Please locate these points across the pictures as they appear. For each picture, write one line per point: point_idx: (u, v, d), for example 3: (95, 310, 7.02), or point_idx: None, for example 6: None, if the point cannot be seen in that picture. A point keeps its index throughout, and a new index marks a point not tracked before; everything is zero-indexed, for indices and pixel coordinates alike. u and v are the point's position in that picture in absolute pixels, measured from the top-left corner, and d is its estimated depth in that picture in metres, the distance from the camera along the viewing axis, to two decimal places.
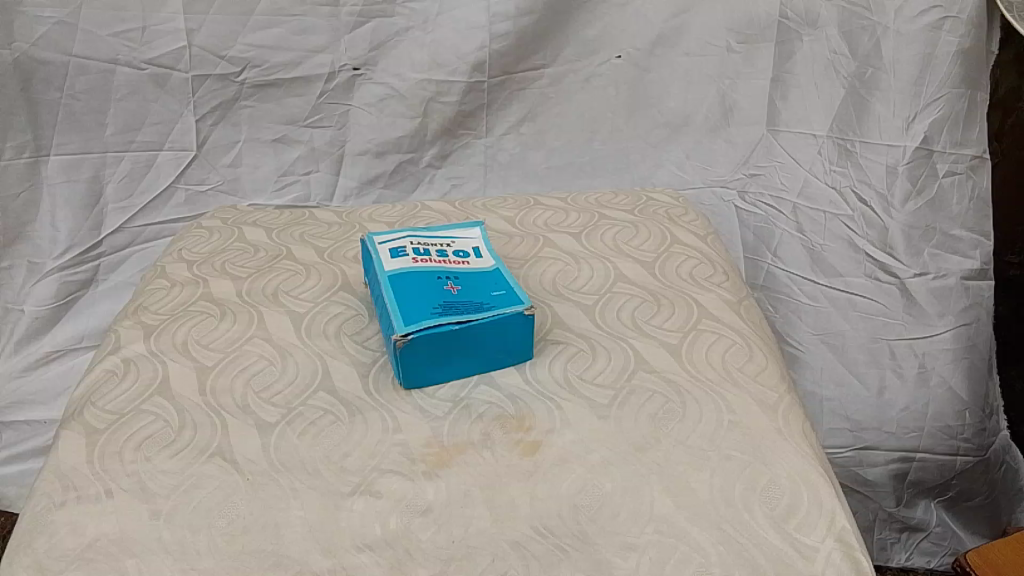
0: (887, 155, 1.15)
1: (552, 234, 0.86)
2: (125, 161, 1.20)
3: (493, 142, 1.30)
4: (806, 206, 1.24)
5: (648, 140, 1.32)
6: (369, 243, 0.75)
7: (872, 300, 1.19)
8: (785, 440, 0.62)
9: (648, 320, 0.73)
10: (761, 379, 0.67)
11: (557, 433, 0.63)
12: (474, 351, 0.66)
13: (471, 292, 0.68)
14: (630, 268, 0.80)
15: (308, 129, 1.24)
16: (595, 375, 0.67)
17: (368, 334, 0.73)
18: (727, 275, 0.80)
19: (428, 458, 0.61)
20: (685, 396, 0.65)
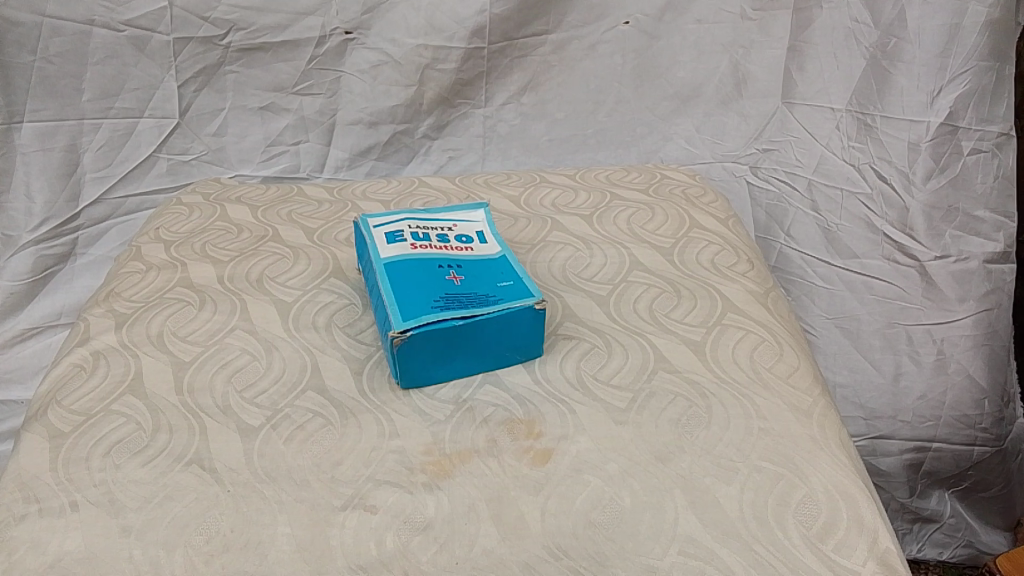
0: (909, 132, 1.08)
1: (560, 216, 0.80)
2: (103, 129, 1.12)
3: (493, 112, 1.22)
4: (822, 182, 1.18)
5: (656, 112, 1.25)
6: (363, 225, 0.68)
7: (889, 283, 1.13)
8: (820, 449, 0.57)
9: (667, 313, 0.66)
10: (793, 380, 0.61)
11: (570, 439, 0.57)
12: (479, 348, 0.60)
13: (476, 283, 0.62)
14: (647, 254, 0.73)
15: (297, 97, 1.17)
16: (611, 374, 0.61)
17: (362, 326, 0.67)
18: (752, 263, 0.73)
19: (428, 467, 0.55)
20: (710, 400, 0.59)
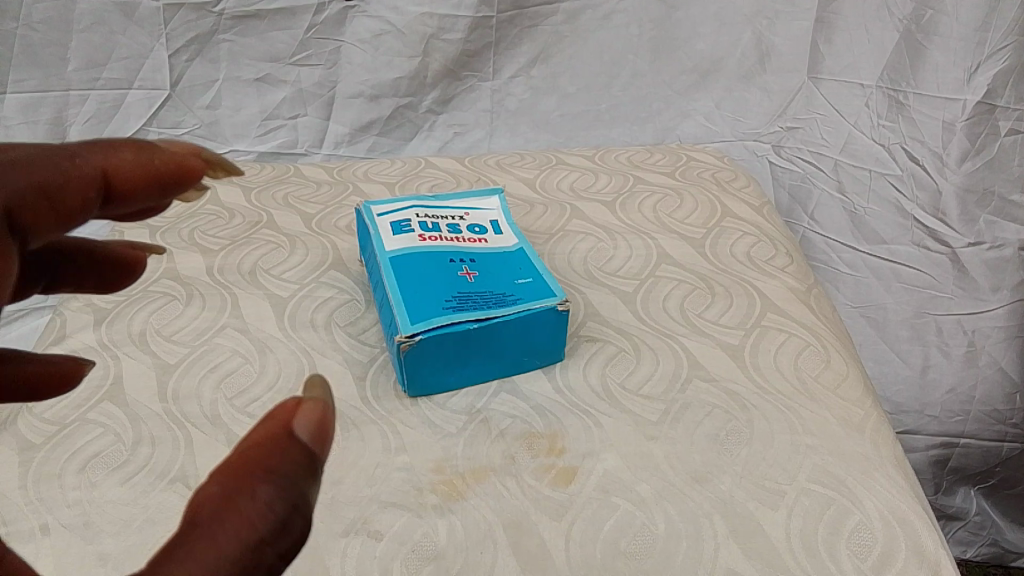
0: (943, 110, 1.02)
1: (579, 202, 0.74)
2: (90, 100, 1.04)
3: (501, 86, 1.15)
4: (848, 163, 1.11)
5: (673, 87, 1.18)
6: (365, 213, 0.62)
7: (919, 271, 1.07)
8: (873, 469, 0.51)
9: (700, 312, 0.60)
10: (841, 390, 0.55)
11: (596, 456, 0.51)
12: (495, 353, 0.54)
13: (491, 281, 0.56)
14: (676, 246, 0.67)
15: (294, 68, 1.10)
16: (639, 383, 0.55)
17: (365, 325, 0.61)
18: (792, 257, 0.67)
19: (439, 488, 0.50)
20: (750, 413, 0.53)
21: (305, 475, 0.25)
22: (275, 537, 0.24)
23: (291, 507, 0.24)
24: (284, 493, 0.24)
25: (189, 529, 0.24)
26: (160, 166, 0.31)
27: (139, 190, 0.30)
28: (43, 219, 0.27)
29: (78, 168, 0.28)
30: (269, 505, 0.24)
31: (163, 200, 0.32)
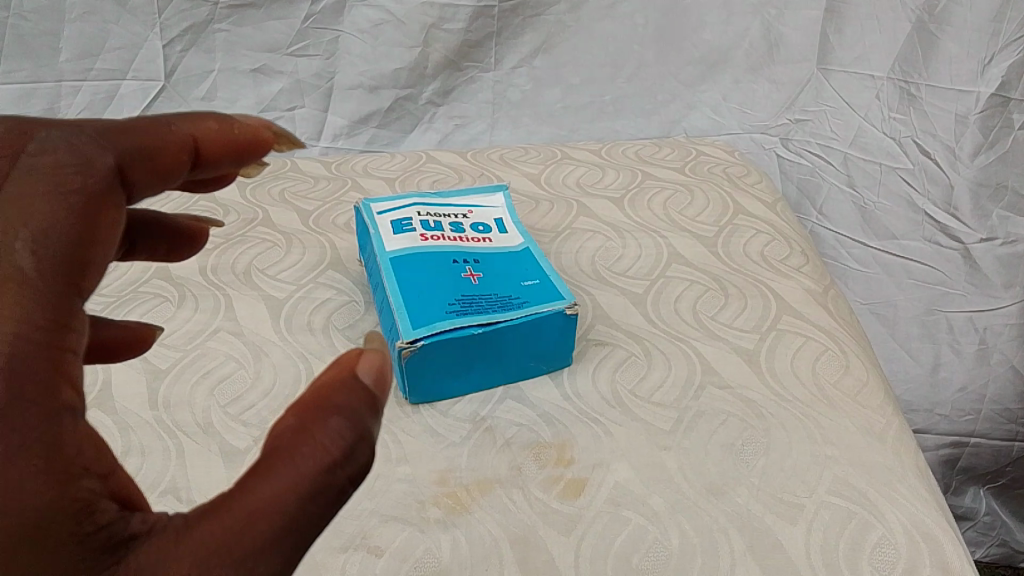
0: (956, 103, 1.00)
1: (586, 198, 0.71)
2: (83, 92, 1.02)
3: (503, 77, 1.12)
4: (858, 156, 1.08)
5: (679, 78, 1.15)
6: (364, 211, 0.60)
7: (930, 268, 1.04)
8: (897, 480, 0.49)
9: (713, 315, 0.58)
10: (861, 397, 0.53)
11: (606, 467, 0.49)
12: (501, 358, 0.52)
13: (496, 283, 0.54)
14: (687, 245, 0.65)
15: (292, 59, 1.07)
16: (651, 389, 0.53)
17: (364, 328, 0.58)
18: (808, 256, 0.64)
19: (443, 501, 0.47)
20: (768, 421, 0.51)
21: (367, 410, 0.27)
22: (344, 460, 0.26)
23: (356, 435, 0.26)
24: (352, 422, 0.26)
25: (269, 454, 0.26)
26: (239, 136, 0.33)
27: (224, 156, 0.32)
28: (142, 177, 0.30)
29: (170, 134, 0.31)
30: (339, 432, 0.26)
31: (238, 169, 0.34)
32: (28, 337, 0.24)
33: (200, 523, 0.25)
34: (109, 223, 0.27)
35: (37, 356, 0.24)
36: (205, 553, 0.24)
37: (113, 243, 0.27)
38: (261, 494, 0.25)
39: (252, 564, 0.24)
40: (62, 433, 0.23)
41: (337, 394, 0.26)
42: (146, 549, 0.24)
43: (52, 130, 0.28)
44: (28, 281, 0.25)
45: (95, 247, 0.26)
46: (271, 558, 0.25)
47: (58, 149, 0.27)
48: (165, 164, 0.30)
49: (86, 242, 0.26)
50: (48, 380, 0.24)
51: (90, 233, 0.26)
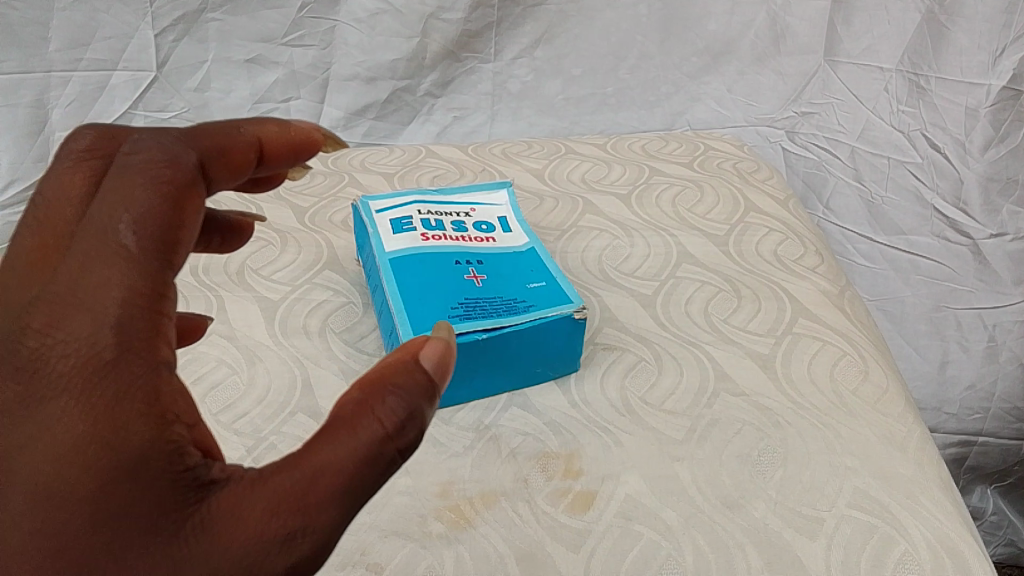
0: (967, 96, 0.98)
1: (592, 195, 0.69)
2: (73, 83, 0.98)
3: (503, 68, 1.09)
4: (865, 149, 1.06)
5: (683, 70, 1.12)
6: (362, 209, 0.57)
7: (938, 263, 1.02)
8: (920, 493, 0.47)
9: (726, 318, 0.56)
10: (881, 404, 0.51)
11: (616, 479, 0.47)
12: (506, 365, 0.50)
13: (501, 285, 0.51)
14: (697, 244, 0.62)
15: (287, 49, 1.04)
16: (662, 397, 0.51)
17: (362, 331, 0.56)
18: (823, 256, 0.62)
19: (445, 515, 0.45)
20: (784, 430, 0.49)
21: (423, 394, 0.29)
22: (396, 434, 0.28)
23: (409, 414, 0.28)
24: (407, 402, 0.29)
25: (332, 421, 0.28)
26: (299, 138, 0.35)
27: (285, 156, 0.34)
28: (219, 173, 0.31)
29: (239, 137, 0.33)
30: (394, 408, 0.28)
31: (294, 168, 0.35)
32: (132, 303, 0.26)
33: (272, 475, 0.27)
34: (194, 209, 0.29)
35: (139, 319, 0.26)
36: (274, 502, 0.27)
37: (195, 229, 0.29)
38: (322, 454, 0.27)
39: (312, 515, 0.27)
40: (160, 385, 0.26)
41: (393, 373, 0.29)
42: (224, 494, 0.27)
43: (144, 133, 0.30)
44: (130, 258, 0.27)
45: (181, 231, 0.28)
46: (328, 513, 0.27)
47: (149, 150, 0.29)
48: (233, 164, 0.32)
49: (176, 228, 0.28)
50: (150, 337, 0.27)
51: (178, 220, 0.28)
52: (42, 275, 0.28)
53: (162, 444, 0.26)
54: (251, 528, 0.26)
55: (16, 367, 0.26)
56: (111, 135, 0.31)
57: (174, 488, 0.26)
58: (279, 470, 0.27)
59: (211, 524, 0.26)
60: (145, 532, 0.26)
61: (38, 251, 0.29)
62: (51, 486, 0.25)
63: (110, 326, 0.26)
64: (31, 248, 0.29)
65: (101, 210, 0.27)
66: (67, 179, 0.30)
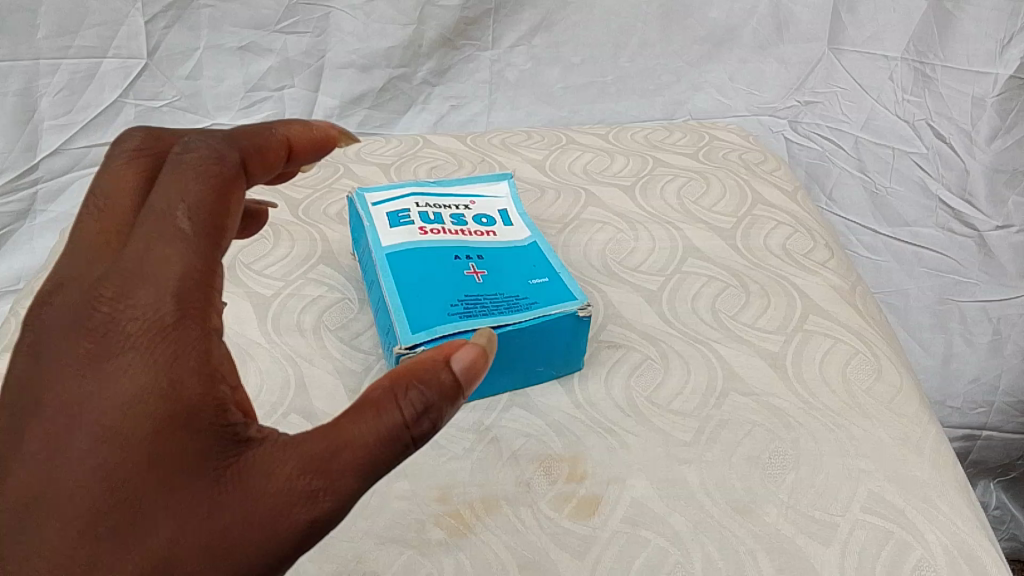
0: (974, 85, 0.96)
1: (595, 185, 0.67)
2: (62, 71, 0.95)
3: (501, 56, 1.07)
4: (870, 139, 1.04)
5: (686, 58, 1.09)
6: (358, 202, 0.55)
7: (942, 255, 0.99)
8: (936, 497, 0.45)
9: (735, 315, 0.54)
10: (895, 405, 0.49)
11: (622, 483, 0.45)
12: (508, 364, 0.48)
13: (503, 282, 0.49)
14: (703, 237, 0.61)
15: (280, 36, 1.02)
16: (669, 397, 0.49)
17: (358, 329, 0.54)
18: (832, 250, 0.60)
19: (445, 521, 0.43)
20: (796, 432, 0.47)
21: (448, 393, 0.30)
22: (415, 423, 0.29)
23: (430, 408, 0.30)
24: (430, 396, 0.30)
25: (362, 401, 0.30)
26: (322, 138, 0.38)
27: (309, 154, 0.38)
28: (256, 169, 0.35)
29: (272, 138, 0.36)
30: (416, 400, 0.30)
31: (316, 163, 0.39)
32: (189, 280, 0.30)
33: (303, 440, 0.29)
34: (235, 197, 0.33)
35: (194, 289, 0.30)
36: (301, 465, 0.29)
37: (238, 215, 0.33)
38: (348, 432, 0.29)
39: (333, 480, 0.29)
40: (211, 347, 0.30)
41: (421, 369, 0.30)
42: (259, 453, 0.29)
43: (191, 133, 0.34)
44: (184, 240, 0.30)
45: (225, 217, 0.32)
46: (348, 482, 0.29)
47: (199, 149, 0.33)
48: (268, 160, 0.35)
49: (222, 213, 0.32)
50: (202, 307, 0.30)
51: (224, 208, 0.32)
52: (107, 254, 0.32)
53: (212, 400, 0.29)
54: (279, 484, 0.29)
55: (89, 327, 0.30)
56: (158, 138, 0.36)
57: (217, 441, 0.29)
58: (308, 438, 0.29)
59: (245, 475, 0.29)
60: (192, 474, 0.28)
61: (100, 237, 0.33)
62: (117, 430, 0.28)
63: (172, 300, 0.29)
64: (96, 235, 0.33)
65: (162, 197, 0.31)
66: (121, 178, 0.34)
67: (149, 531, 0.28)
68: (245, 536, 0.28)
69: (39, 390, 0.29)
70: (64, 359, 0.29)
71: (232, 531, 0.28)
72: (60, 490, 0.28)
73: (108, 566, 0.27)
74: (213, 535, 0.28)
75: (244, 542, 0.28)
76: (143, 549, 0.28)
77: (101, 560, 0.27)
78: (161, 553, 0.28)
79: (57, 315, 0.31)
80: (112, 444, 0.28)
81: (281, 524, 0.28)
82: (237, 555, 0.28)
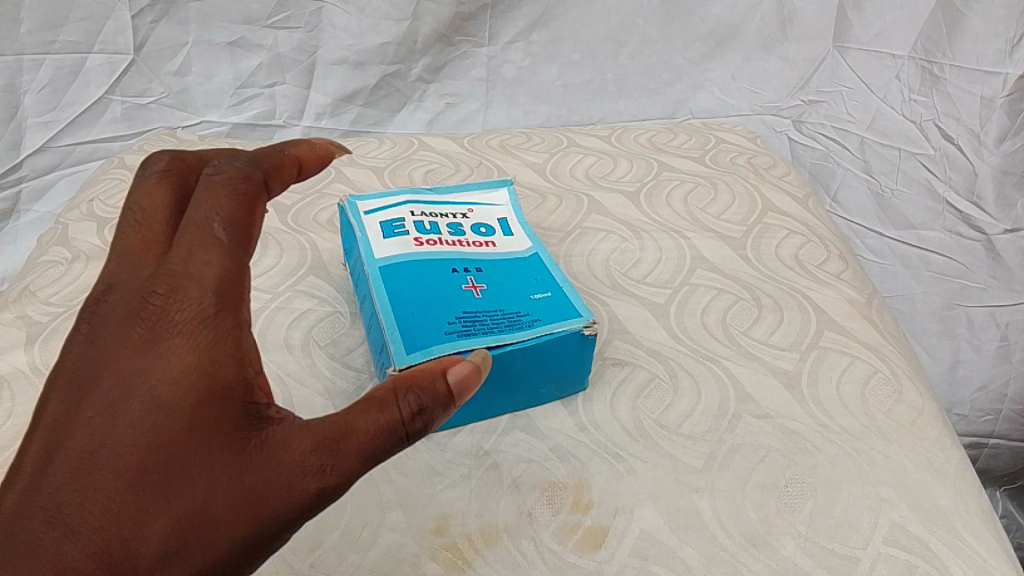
0: (983, 85, 0.95)
1: (598, 192, 0.64)
2: (46, 66, 0.92)
3: (498, 52, 1.04)
4: (876, 140, 1.00)
5: (686, 56, 1.06)
6: (350, 210, 0.52)
7: (949, 260, 0.93)
8: (961, 529, 0.43)
9: (746, 331, 0.51)
10: (916, 428, 0.47)
11: (630, 513, 0.42)
12: (510, 385, 0.45)
13: (504, 296, 0.47)
14: (713, 247, 0.58)
15: (271, 31, 0.98)
16: (679, 419, 0.46)
17: (349, 345, 0.51)
18: (847, 261, 0.58)
19: (442, 554, 0.41)
20: (814, 457, 0.45)
21: (441, 402, 0.31)
22: (412, 420, 0.31)
23: (425, 411, 0.31)
24: (427, 399, 0.31)
25: (366, 397, 0.31)
26: (324, 153, 0.39)
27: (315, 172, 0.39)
28: (275, 187, 0.36)
29: (284, 156, 0.37)
30: (413, 402, 0.31)
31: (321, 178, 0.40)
32: (229, 279, 0.32)
33: (315, 423, 0.31)
34: (261, 208, 0.35)
35: (230, 284, 0.32)
36: (311, 445, 0.30)
37: (262, 226, 0.35)
38: (353, 420, 0.31)
39: (340, 459, 0.30)
40: (242, 336, 0.32)
41: (420, 375, 0.32)
42: (277, 431, 0.31)
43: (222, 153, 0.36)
44: (220, 244, 0.33)
45: (253, 225, 0.34)
46: (352, 464, 0.30)
47: (227, 169, 0.35)
48: (285, 177, 0.37)
49: (253, 222, 0.34)
50: (239, 301, 0.32)
51: (252, 217, 0.34)
52: (150, 262, 0.35)
53: (248, 381, 0.31)
54: (292, 460, 0.30)
55: (139, 318, 0.32)
56: (185, 159, 0.39)
57: (245, 415, 0.31)
58: (320, 421, 0.31)
59: (263, 450, 0.30)
60: (220, 444, 0.30)
61: (141, 247, 0.35)
62: (161, 404, 0.30)
63: (212, 294, 0.31)
64: (136, 245, 0.35)
65: (198, 210, 0.33)
66: (156, 200, 0.37)
67: (183, 490, 0.30)
68: (265, 499, 0.30)
69: (96, 370, 0.32)
70: (116, 344, 0.32)
71: (254, 493, 0.30)
72: (112, 449, 0.30)
73: (150, 514, 0.29)
74: (239, 497, 0.30)
75: (263, 508, 0.30)
76: (182, 501, 0.29)
77: (145, 510, 0.29)
78: (194, 508, 0.29)
79: (110, 310, 0.33)
80: (160, 412, 0.30)
81: (293, 493, 0.30)
82: (259, 515, 0.29)
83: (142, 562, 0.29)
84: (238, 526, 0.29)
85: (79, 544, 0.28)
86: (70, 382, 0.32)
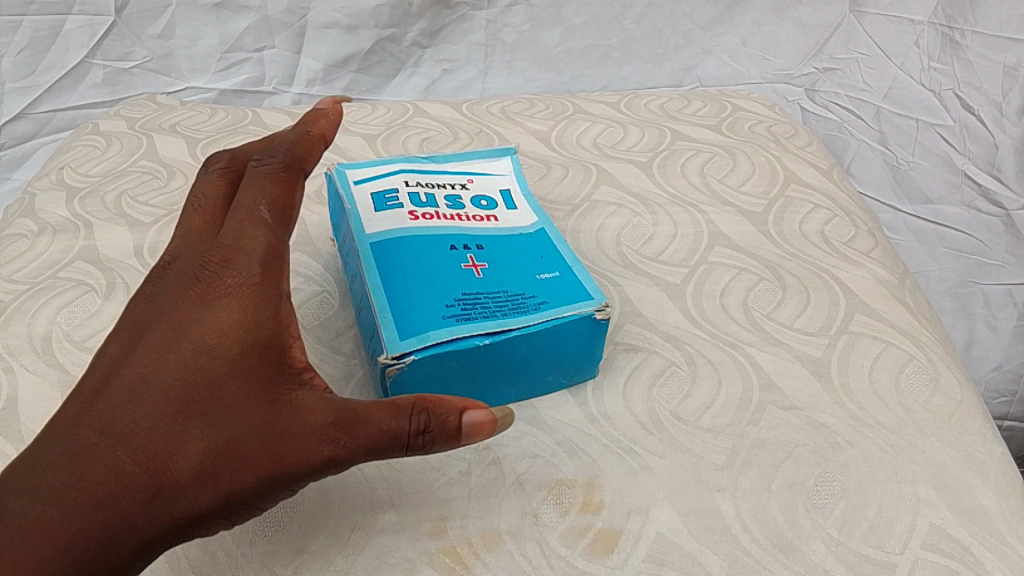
0: (1006, 53, 0.89)
1: (608, 161, 0.60)
2: (23, 29, 0.87)
3: (497, 16, 0.98)
4: (891, 111, 0.94)
5: (694, 20, 1.00)
6: (339, 180, 0.48)
7: (969, 236, 0.87)
8: (1005, 532, 0.39)
9: (770, 315, 0.48)
10: (955, 422, 0.43)
11: (645, 514, 0.38)
12: (511, 375, 0.41)
13: (506, 274, 0.43)
14: (732, 223, 0.54)
15: None
16: (698, 411, 0.43)
17: (339, 327, 0.47)
18: (876, 238, 0.54)
19: (439, 559, 0.37)
20: (847, 452, 0.41)
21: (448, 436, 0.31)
22: (418, 434, 0.30)
23: (432, 432, 0.30)
24: (436, 421, 0.30)
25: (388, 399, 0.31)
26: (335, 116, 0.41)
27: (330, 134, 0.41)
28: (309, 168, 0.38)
29: (310, 133, 0.39)
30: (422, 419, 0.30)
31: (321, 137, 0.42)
32: (273, 252, 0.34)
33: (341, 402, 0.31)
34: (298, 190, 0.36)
35: (274, 259, 0.33)
36: (334, 417, 0.30)
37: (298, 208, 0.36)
38: (371, 413, 0.30)
39: (352, 439, 0.30)
40: (281, 304, 0.33)
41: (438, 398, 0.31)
42: (306, 396, 0.31)
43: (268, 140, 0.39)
44: (268, 224, 0.34)
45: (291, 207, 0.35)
46: (363, 447, 0.30)
47: (274, 155, 0.36)
48: (316, 150, 0.38)
49: (293, 205, 0.36)
50: (280, 274, 0.33)
51: (292, 198, 0.36)
52: (202, 235, 0.36)
53: (287, 345, 0.32)
54: (314, 425, 0.30)
55: (195, 278, 0.33)
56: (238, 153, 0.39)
57: (282, 374, 0.31)
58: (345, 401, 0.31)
59: (291, 408, 0.30)
60: (255, 395, 0.30)
61: (197, 222, 0.36)
62: (209, 350, 0.31)
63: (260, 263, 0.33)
64: (193, 219, 0.36)
65: (246, 194, 0.35)
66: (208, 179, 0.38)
67: (222, 423, 0.30)
68: (289, 449, 0.30)
69: (151, 320, 0.33)
70: (172, 297, 0.33)
71: (279, 442, 0.30)
72: (162, 379, 0.30)
73: (191, 438, 0.29)
74: (264, 443, 0.30)
75: (286, 458, 0.30)
76: (218, 433, 0.30)
77: (188, 433, 0.30)
78: (228, 441, 0.30)
79: (170, 275, 0.34)
80: (211, 356, 0.31)
81: (308, 454, 0.30)
82: (282, 464, 0.30)
83: (179, 479, 0.29)
84: (260, 469, 0.30)
85: (129, 451, 0.29)
86: (129, 329, 0.33)
